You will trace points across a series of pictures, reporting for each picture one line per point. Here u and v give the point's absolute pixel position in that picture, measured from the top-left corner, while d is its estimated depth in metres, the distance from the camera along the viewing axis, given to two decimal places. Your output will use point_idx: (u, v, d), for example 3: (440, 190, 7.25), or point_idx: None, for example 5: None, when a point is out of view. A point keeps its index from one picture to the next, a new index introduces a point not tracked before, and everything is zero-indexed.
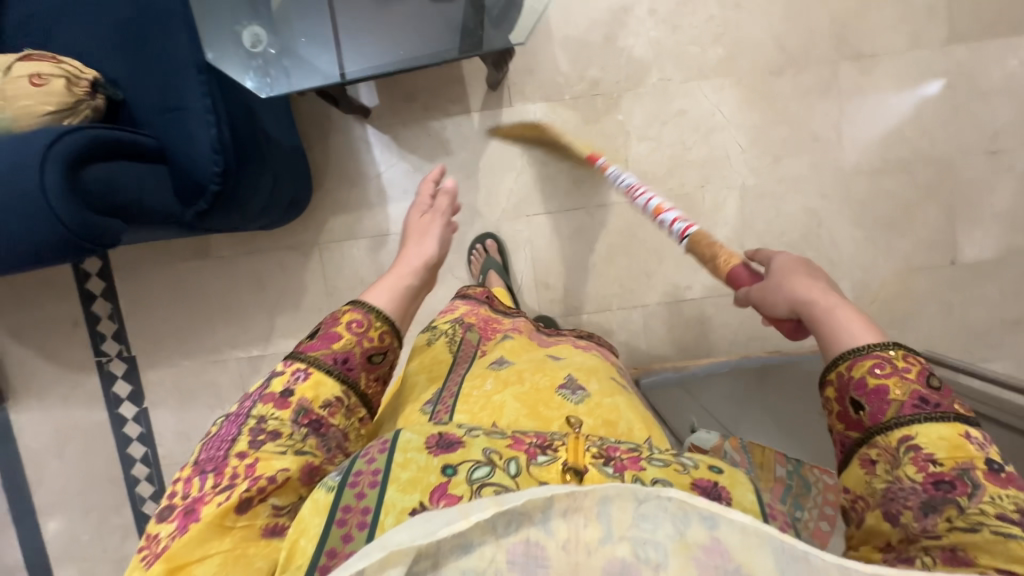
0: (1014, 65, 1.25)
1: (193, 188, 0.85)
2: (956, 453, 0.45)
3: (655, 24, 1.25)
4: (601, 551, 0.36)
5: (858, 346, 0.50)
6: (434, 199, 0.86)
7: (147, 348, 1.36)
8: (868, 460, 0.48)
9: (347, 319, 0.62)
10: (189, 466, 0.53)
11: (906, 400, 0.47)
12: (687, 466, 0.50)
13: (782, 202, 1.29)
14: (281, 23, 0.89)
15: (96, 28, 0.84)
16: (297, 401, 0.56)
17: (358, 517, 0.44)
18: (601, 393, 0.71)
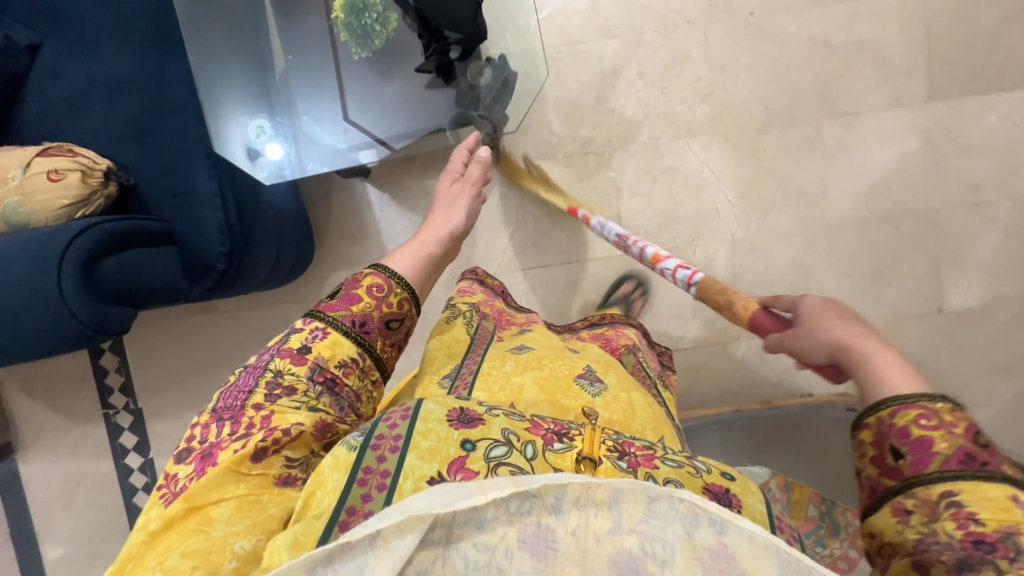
0: (993, 122, 1.29)
1: (199, 267, 0.90)
2: (1001, 515, 0.41)
3: (645, 86, 1.29)
4: (609, 540, 0.41)
5: (903, 394, 0.48)
6: (466, 168, 0.96)
7: (152, 400, 1.39)
8: (901, 510, 0.45)
9: (367, 283, 0.74)
10: (207, 413, 0.64)
11: (952, 454, 0.45)
12: (700, 470, 0.58)
13: (770, 254, 1.33)
14: (279, 112, 0.98)
15: (109, 118, 0.89)
16: (313, 359, 0.67)
17: (377, 479, 0.51)
18: (618, 387, 0.78)
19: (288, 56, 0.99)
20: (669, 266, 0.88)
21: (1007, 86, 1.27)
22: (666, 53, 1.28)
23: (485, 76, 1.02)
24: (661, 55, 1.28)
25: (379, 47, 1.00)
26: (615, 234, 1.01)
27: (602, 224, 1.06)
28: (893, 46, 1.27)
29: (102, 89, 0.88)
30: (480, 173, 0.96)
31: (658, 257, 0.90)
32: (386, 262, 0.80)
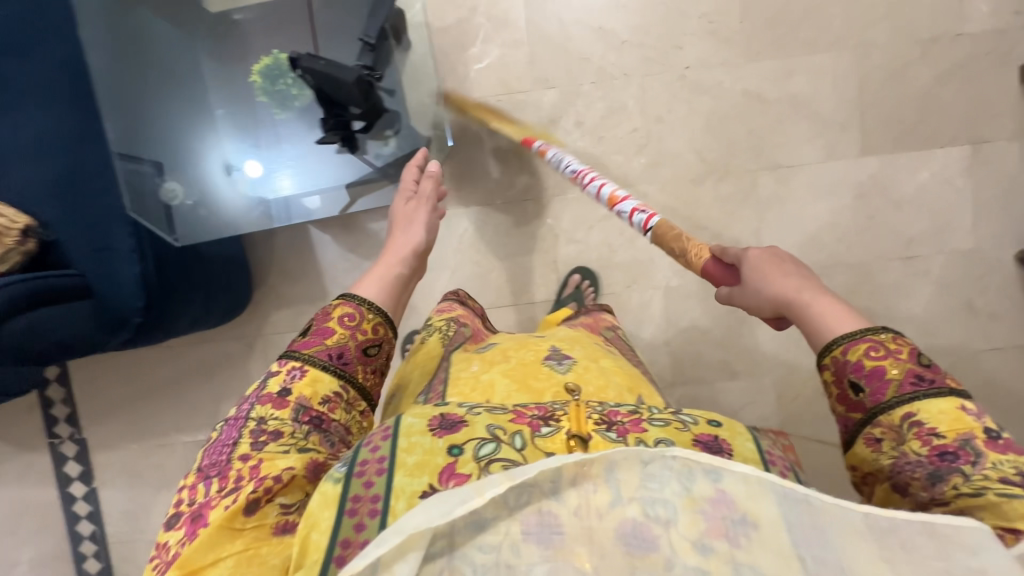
0: (925, 177, 1.31)
1: (114, 320, 0.94)
2: (956, 425, 0.51)
3: (582, 135, 1.31)
4: (612, 514, 0.44)
5: (846, 334, 0.57)
6: (419, 185, 0.96)
7: (97, 431, 1.42)
8: (873, 439, 0.55)
9: (338, 314, 0.72)
10: (194, 473, 0.61)
11: (903, 378, 0.54)
12: (688, 423, 0.60)
13: (704, 302, 1.35)
14: (189, 176, 0.98)
15: (35, 174, 0.93)
16: (295, 400, 0.65)
17: (368, 506, 0.52)
18: (586, 358, 0.82)
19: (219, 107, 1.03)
20: (625, 208, 0.90)
21: (939, 142, 1.30)
22: (603, 104, 1.30)
23: (391, 144, 1.10)
24: (598, 105, 1.31)
25: (299, 108, 1.04)
26: (571, 170, 1.01)
27: (559, 158, 1.05)
28: (826, 100, 1.29)
29: (29, 144, 0.93)
30: (432, 187, 0.96)
31: (615, 198, 0.91)
32: (354, 288, 0.78)
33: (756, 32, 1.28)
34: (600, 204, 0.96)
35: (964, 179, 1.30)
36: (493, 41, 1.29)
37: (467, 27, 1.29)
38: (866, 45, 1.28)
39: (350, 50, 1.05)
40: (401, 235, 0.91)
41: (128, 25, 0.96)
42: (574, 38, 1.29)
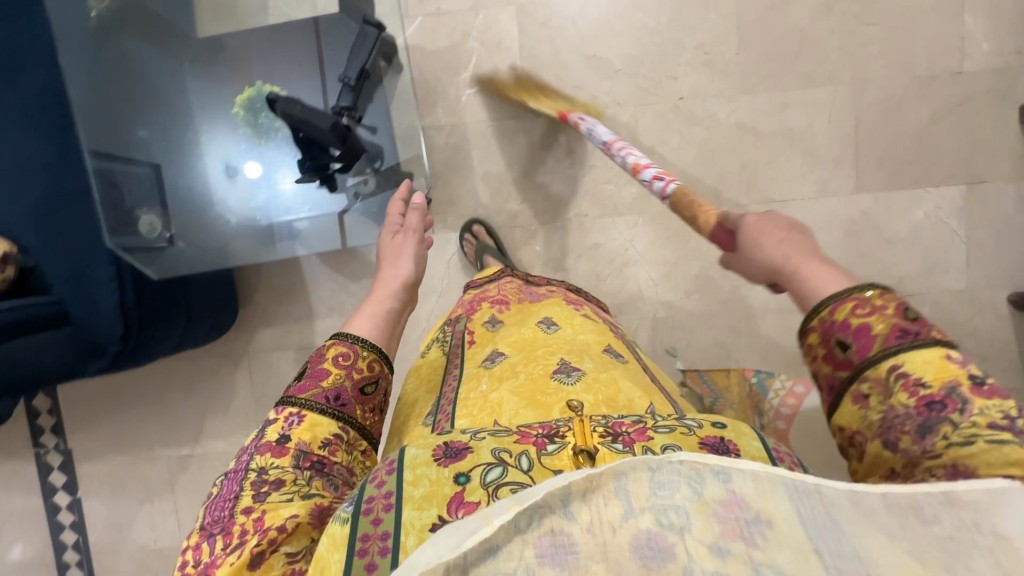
0: (919, 216, 1.29)
1: (92, 349, 0.94)
2: (942, 373, 0.46)
3: (573, 163, 1.30)
4: (625, 527, 0.37)
5: (834, 291, 0.51)
6: (405, 218, 0.89)
7: (83, 442, 1.43)
8: (860, 396, 0.49)
9: (332, 354, 0.70)
10: (197, 531, 0.60)
11: (889, 333, 0.48)
12: (692, 428, 0.58)
13: (692, 334, 1.34)
14: (173, 208, 0.99)
15: (17, 200, 0.93)
16: (294, 446, 0.64)
17: (378, 543, 0.50)
18: (596, 368, 0.79)
19: (204, 133, 1.02)
20: (647, 176, 0.92)
21: (934, 181, 1.28)
22: None
23: (371, 183, 1.08)
24: None
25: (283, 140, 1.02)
26: (602, 141, 1.03)
27: (591, 129, 1.08)
28: (822, 136, 1.28)
29: (10, 170, 0.93)
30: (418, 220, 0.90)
31: (639, 166, 0.94)
32: (346, 325, 0.75)
33: (752, 65, 1.26)
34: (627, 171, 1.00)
35: (958, 219, 1.29)
36: (486, 66, 1.28)
37: (459, 51, 1.28)
38: (864, 80, 1.26)
39: (332, 90, 1.04)
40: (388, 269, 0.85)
41: (112, 54, 0.96)
42: (567, 65, 1.28)
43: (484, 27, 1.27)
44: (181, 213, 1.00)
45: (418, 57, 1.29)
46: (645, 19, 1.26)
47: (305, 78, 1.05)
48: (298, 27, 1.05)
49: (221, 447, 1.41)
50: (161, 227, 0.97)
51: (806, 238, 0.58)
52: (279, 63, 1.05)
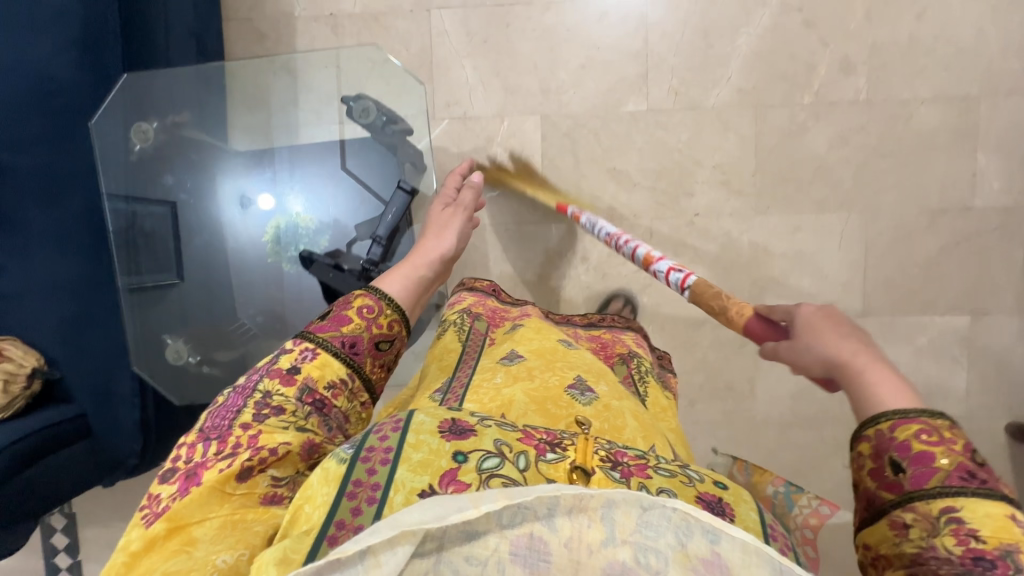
0: (923, 342, 1.32)
1: (111, 462, 0.99)
2: (1000, 534, 0.43)
3: (586, 269, 1.33)
4: (602, 552, 0.45)
5: (908, 409, 0.49)
6: (459, 194, 1.03)
7: (86, 507, 1.45)
8: (900, 523, 0.47)
9: (359, 305, 0.76)
10: (194, 432, 0.64)
11: (953, 470, 0.46)
12: (693, 480, 0.59)
13: (693, 441, 1.36)
14: (196, 333, 1.07)
15: (43, 319, 0.96)
16: (302, 380, 0.68)
17: (367, 492, 0.53)
18: (609, 395, 0.80)
19: (231, 242, 1.11)
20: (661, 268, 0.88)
21: (939, 310, 1.31)
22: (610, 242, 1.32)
23: None
24: (605, 243, 1.32)
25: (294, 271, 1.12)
26: (606, 233, 1.04)
27: (593, 222, 1.08)
28: (832, 261, 1.30)
29: (38, 289, 0.95)
30: (471, 198, 1.03)
31: (651, 259, 0.91)
32: (378, 282, 0.82)
33: (768, 188, 1.29)
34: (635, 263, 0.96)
35: (961, 347, 1.31)
36: (507, 171, 1.31)
37: (483, 154, 1.31)
38: (875, 209, 1.29)
39: (366, 241, 1.13)
40: (433, 239, 0.98)
41: (148, 181, 1.05)
42: (586, 176, 1.30)
43: (508, 133, 1.30)
44: (196, 327, 1.08)
45: (441, 158, 1.32)
46: (666, 137, 1.29)
47: (337, 207, 1.15)
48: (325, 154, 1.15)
49: None
50: (186, 353, 1.05)
51: (864, 337, 0.57)
52: (315, 199, 1.15)
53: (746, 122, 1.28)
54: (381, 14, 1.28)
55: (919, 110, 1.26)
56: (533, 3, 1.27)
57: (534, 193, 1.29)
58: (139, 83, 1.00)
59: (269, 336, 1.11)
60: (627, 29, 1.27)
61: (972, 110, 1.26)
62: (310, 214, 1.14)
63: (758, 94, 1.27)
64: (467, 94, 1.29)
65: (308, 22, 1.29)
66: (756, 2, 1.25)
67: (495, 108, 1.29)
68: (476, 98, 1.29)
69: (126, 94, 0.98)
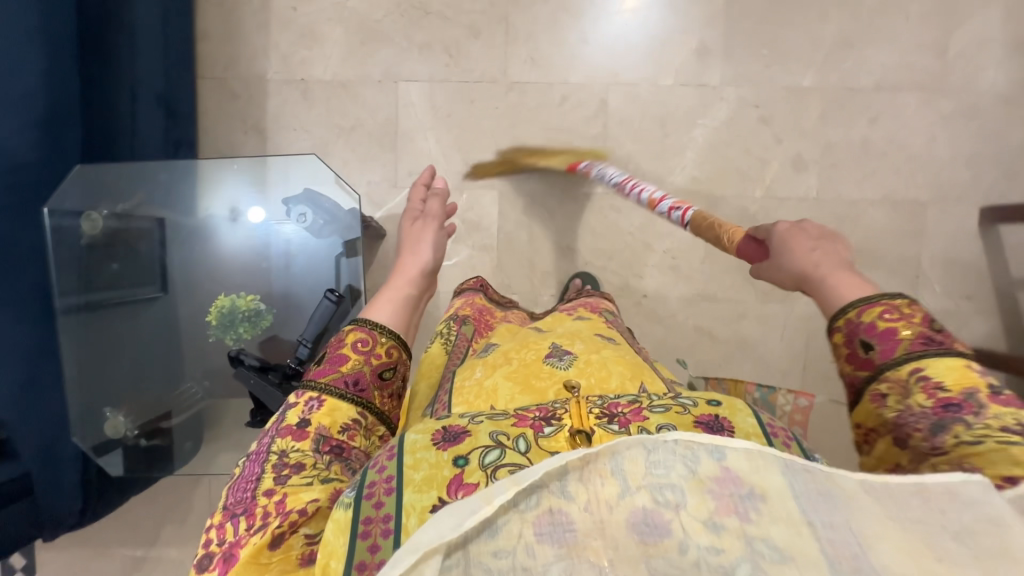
0: None
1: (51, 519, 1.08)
2: (962, 381, 0.52)
3: None
4: (621, 504, 0.37)
5: (866, 297, 0.59)
6: (425, 203, 0.91)
7: None
8: (879, 395, 0.56)
9: (351, 340, 0.68)
10: (220, 512, 0.57)
11: (914, 338, 0.55)
12: (687, 407, 0.58)
13: None
14: (138, 408, 1.15)
15: None
16: (314, 430, 0.61)
17: (380, 525, 0.48)
18: (587, 352, 0.80)
19: (184, 309, 1.18)
20: (664, 208, 1.04)
21: None
22: None
23: None
24: None
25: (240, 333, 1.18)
26: (615, 182, 1.15)
27: (602, 172, 1.19)
28: (775, 350, 1.33)
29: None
30: (440, 206, 0.91)
31: (656, 200, 1.05)
32: (366, 311, 0.73)
33: (717, 275, 1.32)
34: (641, 207, 1.10)
35: None
36: (464, 242, 1.35)
37: None
38: None
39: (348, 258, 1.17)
40: (409, 255, 0.84)
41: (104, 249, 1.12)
42: (540, 251, 1.34)
43: (467, 206, 1.34)
44: (136, 401, 1.14)
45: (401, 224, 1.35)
46: (619, 220, 1.32)
47: (286, 272, 1.21)
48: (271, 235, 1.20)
49: (172, 557, 1.43)
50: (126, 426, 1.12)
51: (832, 246, 0.68)
52: (256, 270, 1.21)
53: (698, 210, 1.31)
54: (351, 82, 1.32)
55: (868, 211, 1.29)
56: (497, 82, 1.30)
57: (545, 163, 1.29)
58: (91, 171, 1.06)
59: (216, 397, 1.19)
60: (587, 114, 1.30)
61: (920, 215, 1.28)
62: (252, 294, 1.20)
63: (712, 184, 1.30)
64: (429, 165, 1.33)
65: (279, 85, 1.32)
66: (713, 95, 1.28)
67: (456, 181, 1.33)
68: (438, 169, 1.33)
69: (76, 183, 1.04)
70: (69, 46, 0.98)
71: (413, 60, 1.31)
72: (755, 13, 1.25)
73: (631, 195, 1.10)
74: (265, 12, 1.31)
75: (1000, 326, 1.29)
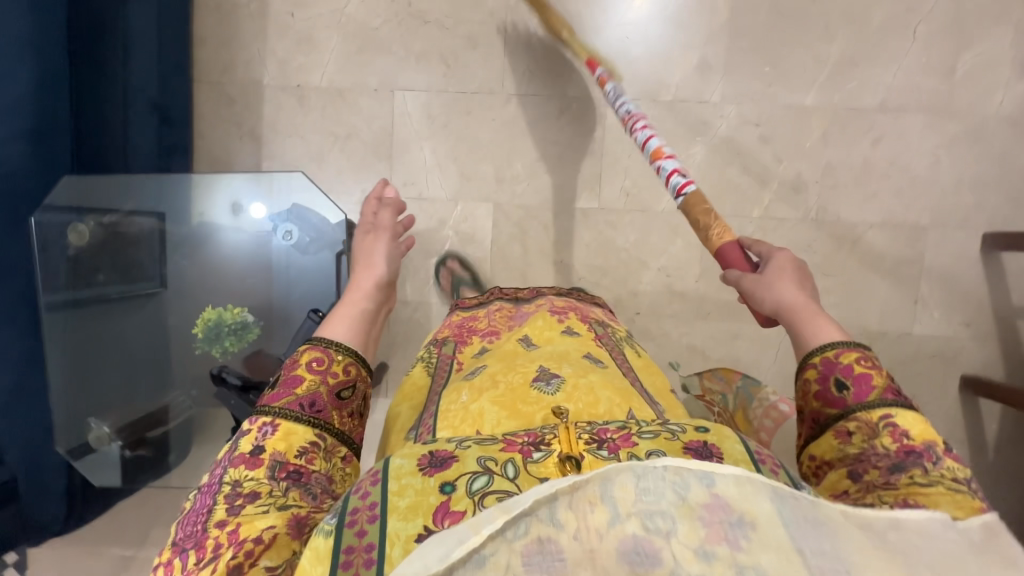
0: None
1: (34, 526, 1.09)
2: (924, 433, 0.53)
3: None
4: (612, 533, 0.36)
5: (845, 341, 0.60)
6: (377, 217, 0.90)
7: None
8: (845, 432, 0.56)
9: (305, 360, 0.65)
10: (170, 547, 0.54)
11: (887, 387, 0.56)
12: (675, 432, 0.52)
13: None
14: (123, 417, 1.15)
15: None
16: (269, 456, 0.57)
17: (363, 555, 0.44)
18: (575, 374, 0.74)
19: (171, 318, 1.19)
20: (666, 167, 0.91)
21: None
22: None
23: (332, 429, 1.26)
24: None
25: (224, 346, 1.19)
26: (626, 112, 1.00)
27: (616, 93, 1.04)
28: (768, 372, 1.32)
29: None
30: (390, 218, 0.90)
31: (660, 153, 0.92)
32: (322, 330, 0.70)
33: (711, 294, 1.31)
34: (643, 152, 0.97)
35: None
36: (457, 254, 1.34)
37: (435, 236, 1.33)
38: None
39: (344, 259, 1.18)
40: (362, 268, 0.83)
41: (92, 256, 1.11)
42: (534, 265, 1.33)
43: (460, 218, 1.33)
44: (121, 411, 1.15)
45: None
46: (614, 235, 1.31)
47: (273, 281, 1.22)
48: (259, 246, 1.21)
49: None
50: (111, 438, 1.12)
51: (810, 291, 0.69)
52: (246, 277, 1.21)
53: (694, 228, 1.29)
54: (346, 90, 1.31)
55: (867, 234, 1.27)
56: (493, 93, 1.29)
57: (573, 40, 1.17)
58: (81, 182, 1.06)
59: (202, 404, 1.20)
60: (584, 127, 1.29)
61: (920, 239, 1.26)
62: (239, 306, 1.22)
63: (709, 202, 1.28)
64: (423, 176, 1.32)
65: (275, 92, 1.31)
66: (713, 112, 1.25)
67: (450, 192, 1.32)
68: (432, 180, 1.32)
69: (68, 193, 1.04)
70: (57, 50, 0.97)
71: (409, 70, 1.29)
72: (759, 29, 1.23)
73: (632, 134, 0.97)
74: (262, 16, 1.29)
75: (998, 354, 1.28)
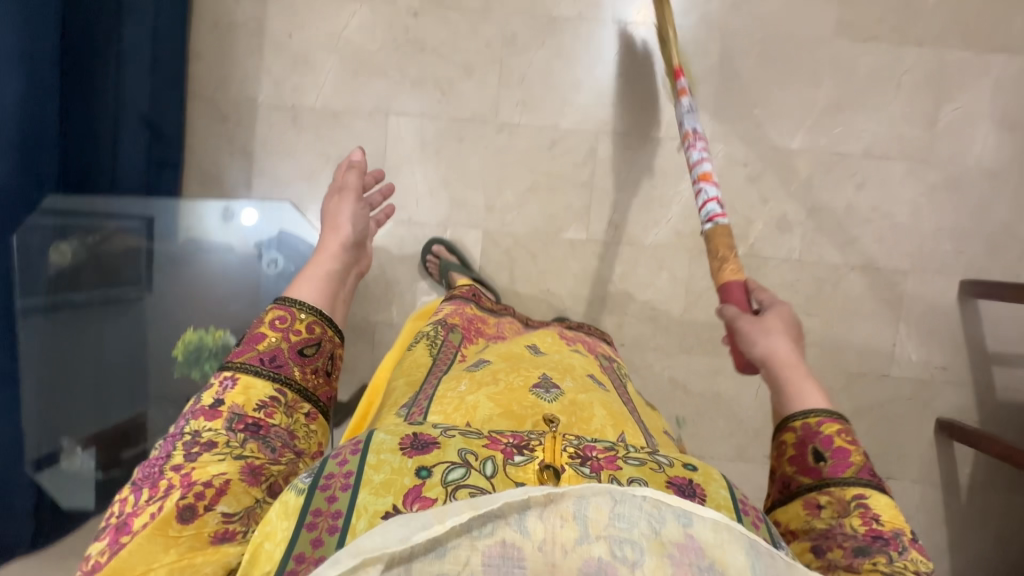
0: None
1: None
2: (894, 520, 0.57)
3: None
4: (577, 551, 0.38)
5: (828, 411, 0.64)
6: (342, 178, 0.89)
7: None
8: (814, 504, 0.60)
9: (269, 319, 0.67)
10: (125, 487, 0.55)
11: (863, 466, 0.61)
12: (662, 464, 0.52)
13: None
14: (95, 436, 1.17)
15: None
16: (228, 409, 0.59)
17: (328, 521, 0.44)
18: (574, 390, 0.75)
19: (153, 333, 1.22)
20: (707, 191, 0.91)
21: None
22: None
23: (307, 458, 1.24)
24: None
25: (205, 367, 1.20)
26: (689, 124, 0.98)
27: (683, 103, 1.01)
28: (748, 409, 1.33)
29: None
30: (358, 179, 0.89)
31: (705, 175, 0.92)
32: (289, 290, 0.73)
33: (694, 329, 1.32)
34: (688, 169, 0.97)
35: None
36: None
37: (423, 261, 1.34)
38: None
39: None
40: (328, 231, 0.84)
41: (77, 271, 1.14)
42: (520, 293, 1.33)
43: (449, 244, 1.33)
44: (94, 430, 1.17)
45: (382, 256, 1.34)
46: (601, 267, 1.32)
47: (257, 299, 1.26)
48: (246, 265, 1.27)
49: None
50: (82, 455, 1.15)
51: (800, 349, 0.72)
52: (231, 295, 1.26)
53: (679, 263, 1.31)
54: (340, 112, 1.31)
55: (848, 277, 1.29)
56: (488, 122, 1.30)
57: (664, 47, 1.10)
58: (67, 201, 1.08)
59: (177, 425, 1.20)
60: (577, 160, 1.30)
61: (899, 283, 1.29)
62: (220, 330, 1.25)
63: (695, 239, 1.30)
64: (414, 201, 1.32)
65: (269, 111, 1.31)
66: None
67: (440, 218, 1.33)
68: (422, 205, 1.32)
69: (53, 212, 1.05)
70: (49, 66, 0.97)
71: (405, 95, 1.30)
72: (751, 72, 1.26)
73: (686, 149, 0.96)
74: (260, 35, 1.30)
75: (971, 398, 1.30)
